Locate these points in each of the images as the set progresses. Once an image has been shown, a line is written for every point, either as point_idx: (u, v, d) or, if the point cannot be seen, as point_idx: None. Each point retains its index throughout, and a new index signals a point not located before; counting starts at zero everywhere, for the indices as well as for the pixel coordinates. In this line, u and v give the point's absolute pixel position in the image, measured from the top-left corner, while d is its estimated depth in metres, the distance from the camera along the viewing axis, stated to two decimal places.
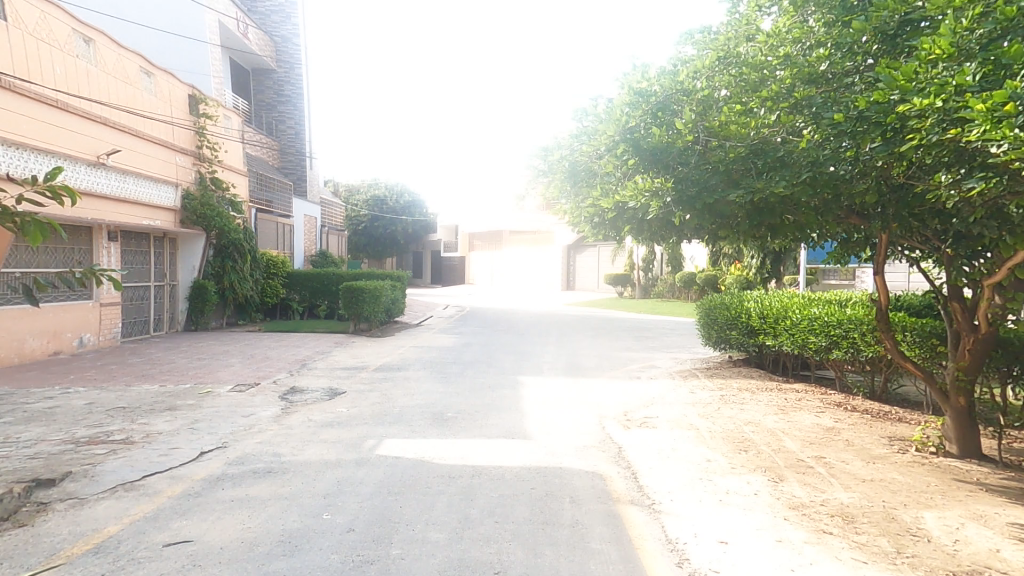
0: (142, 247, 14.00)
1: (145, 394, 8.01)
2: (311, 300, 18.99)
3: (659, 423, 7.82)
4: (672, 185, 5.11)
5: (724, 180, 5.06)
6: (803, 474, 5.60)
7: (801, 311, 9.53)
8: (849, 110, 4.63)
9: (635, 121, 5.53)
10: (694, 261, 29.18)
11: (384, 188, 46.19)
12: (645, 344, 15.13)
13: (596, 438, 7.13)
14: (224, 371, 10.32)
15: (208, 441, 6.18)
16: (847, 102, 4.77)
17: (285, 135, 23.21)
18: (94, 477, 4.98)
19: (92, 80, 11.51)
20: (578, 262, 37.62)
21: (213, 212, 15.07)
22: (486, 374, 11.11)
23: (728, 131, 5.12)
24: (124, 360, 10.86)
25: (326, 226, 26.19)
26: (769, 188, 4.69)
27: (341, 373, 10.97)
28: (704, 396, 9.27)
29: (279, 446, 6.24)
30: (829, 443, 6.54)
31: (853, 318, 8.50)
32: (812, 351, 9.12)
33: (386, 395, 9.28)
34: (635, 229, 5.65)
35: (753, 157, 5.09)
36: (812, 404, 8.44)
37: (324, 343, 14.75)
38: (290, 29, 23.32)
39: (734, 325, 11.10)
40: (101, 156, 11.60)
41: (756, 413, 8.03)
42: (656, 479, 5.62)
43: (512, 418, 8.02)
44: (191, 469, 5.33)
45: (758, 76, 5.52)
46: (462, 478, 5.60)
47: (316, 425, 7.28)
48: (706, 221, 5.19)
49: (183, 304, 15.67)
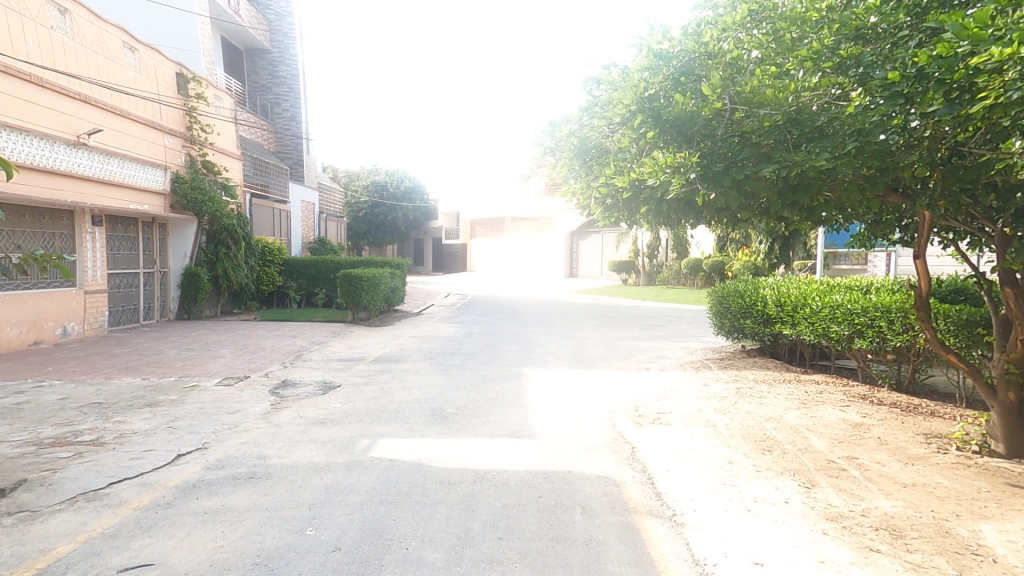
0: (129, 233, 13.47)
1: (124, 388, 7.53)
2: (308, 288, 18.59)
3: (673, 419, 7.33)
4: (697, 159, 4.49)
5: (755, 155, 4.45)
6: (835, 478, 5.09)
7: (821, 298, 8.99)
8: (906, 68, 3.97)
9: (654, 89, 4.91)
10: (699, 247, 28.57)
11: (384, 174, 45.48)
12: (652, 333, 14.63)
13: (606, 438, 6.64)
14: (214, 363, 9.84)
15: (187, 441, 5.71)
16: (903, 59, 4.10)
17: (280, 117, 22.56)
18: (52, 485, 4.50)
19: (69, 54, 10.88)
20: (581, 249, 36.77)
21: (204, 196, 14.54)
22: (488, 366, 10.63)
23: (764, 99, 4.45)
24: (109, 351, 10.39)
25: (324, 212, 25.62)
26: (811, 162, 4.06)
27: (338, 366, 10.49)
28: (719, 388, 8.78)
29: (264, 448, 5.77)
30: (859, 441, 6.04)
31: (877, 306, 7.94)
32: (834, 341, 8.59)
33: (383, 389, 8.81)
34: (652, 210, 5.15)
35: (788, 126, 4.44)
36: (836, 398, 7.93)
37: (321, 333, 14.29)
38: (283, 7, 22.47)
39: (748, 313, 10.54)
40: (82, 136, 11.01)
41: (776, 408, 7.53)
42: (673, 486, 5.13)
43: (516, 414, 7.55)
44: (164, 474, 4.84)
45: (803, 29, 4.82)
46: (463, 485, 5.12)
47: (307, 423, 6.82)
48: (732, 202, 4.57)
49: (175, 292, 15.19)
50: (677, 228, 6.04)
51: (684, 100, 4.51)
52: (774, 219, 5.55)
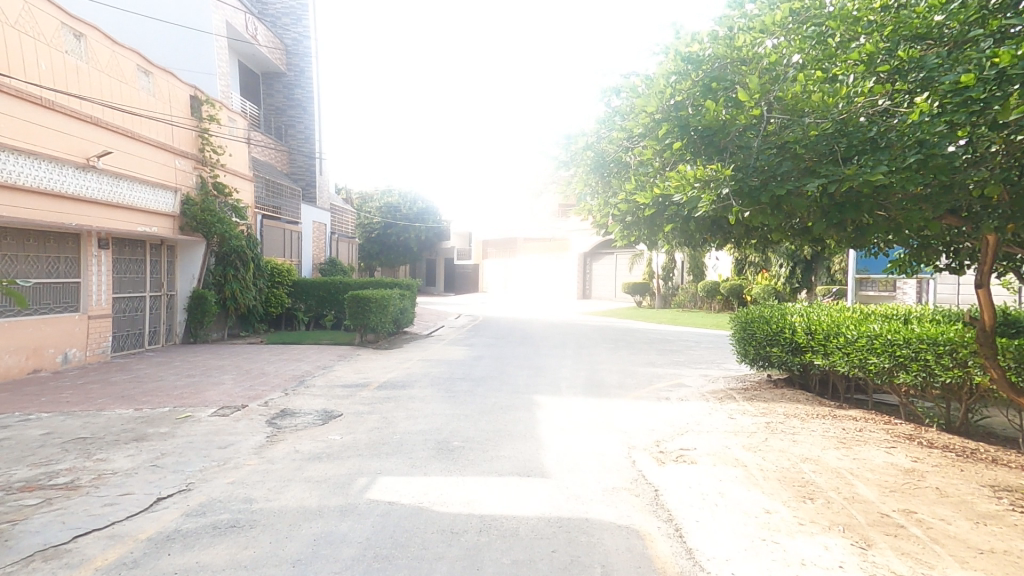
0: (136, 256, 13.32)
1: (114, 421, 7.13)
2: (317, 309, 18.34)
3: (699, 457, 6.72)
4: (730, 172, 4.04)
5: (797, 168, 3.97)
6: (894, 538, 4.48)
7: (857, 327, 8.36)
8: (982, 74, 3.54)
9: (682, 95, 4.62)
10: (717, 269, 27.75)
11: (397, 196, 45.74)
12: (670, 359, 13.93)
13: (626, 477, 6.06)
14: (213, 390, 9.45)
15: (170, 481, 5.26)
16: (977, 61, 3.67)
17: (294, 139, 22.72)
18: (11, 541, 4.06)
19: (82, 77, 10.86)
20: (594, 270, 36.05)
21: (214, 218, 14.45)
22: (498, 393, 10.07)
23: (808, 104, 4.02)
24: (107, 378, 10.08)
25: (336, 233, 25.55)
26: (865, 176, 3.57)
27: (341, 393, 10.00)
28: (747, 422, 8.14)
29: (252, 489, 5.29)
30: (914, 492, 5.39)
31: (922, 337, 7.31)
32: (872, 373, 7.95)
33: (387, 419, 8.31)
34: (678, 228, 4.79)
35: (835, 137, 3.98)
36: (878, 437, 7.26)
37: (327, 356, 13.90)
38: (299, 33, 22.76)
39: (775, 341, 9.88)
40: (91, 159, 10.92)
41: (812, 447, 6.88)
42: (706, 541, 4.54)
43: (527, 448, 7.00)
44: (137, 525, 4.38)
45: (853, 29, 4.50)
46: (467, 535, 4.57)
47: (303, 459, 6.34)
48: (767, 221, 4.11)
49: (182, 315, 15.01)
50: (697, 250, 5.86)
51: (717, 107, 4.11)
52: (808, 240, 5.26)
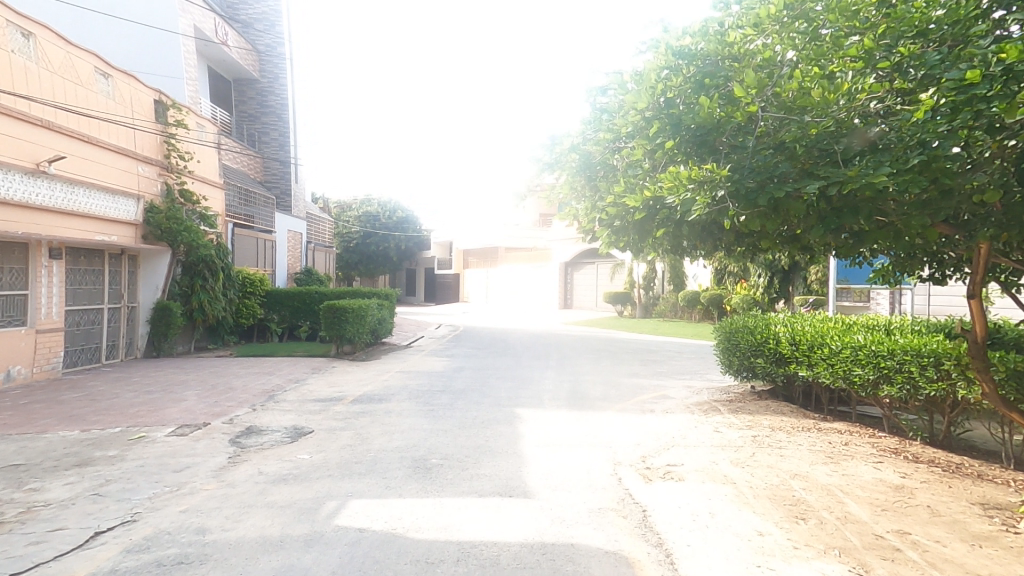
0: (94, 266, 12.64)
1: (56, 445, 6.59)
2: (291, 320, 17.72)
3: (686, 473, 6.47)
4: (727, 174, 4.05)
5: (795, 169, 4.00)
6: (892, 562, 4.28)
7: (841, 338, 8.28)
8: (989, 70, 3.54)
9: (673, 92, 4.66)
10: (697, 279, 27.83)
11: (377, 205, 45.18)
12: (653, 370, 13.74)
13: (612, 497, 5.74)
14: (173, 407, 8.90)
15: (111, 513, 4.79)
16: (982, 59, 3.69)
17: (268, 146, 22.16)
18: None
19: (32, 78, 10.24)
20: (575, 280, 35.90)
21: (179, 226, 13.71)
22: (478, 407, 9.69)
23: (807, 103, 4.04)
24: (56, 396, 9.43)
25: (313, 242, 24.92)
26: (869, 179, 3.54)
27: (313, 408, 9.50)
28: (733, 436, 7.95)
29: (207, 518, 4.84)
30: (906, 510, 5.22)
31: (905, 348, 7.23)
32: (857, 385, 7.84)
33: (361, 435, 7.86)
34: (670, 232, 4.96)
35: (836, 135, 3.99)
36: (865, 451, 7.13)
37: (300, 369, 13.33)
38: (273, 38, 22.29)
39: (759, 352, 9.77)
40: (42, 164, 10.30)
41: (801, 463, 6.70)
42: (699, 567, 4.29)
43: (509, 466, 6.66)
44: (65, 566, 3.93)
45: (849, 23, 4.50)
46: (443, 566, 4.20)
47: (266, 481, 5.88)
48: (766, 224, 4.13)
49: (144, 327, 14.31)
50: (677, 259, 5.92)
51: (712, 104, 4.09)
52: (797, 248, 5.31)
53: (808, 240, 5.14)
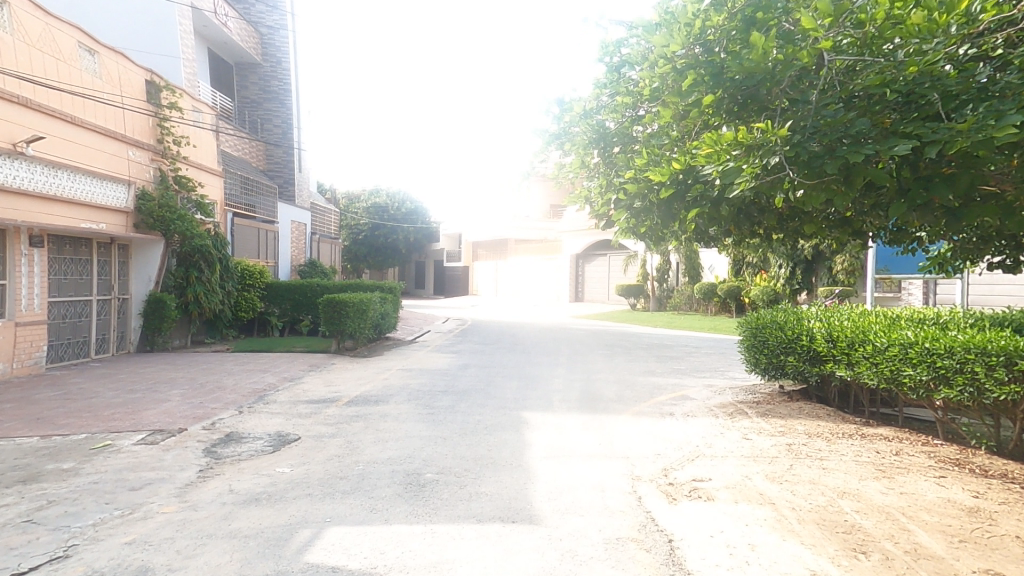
0: (80, 256, 12.03)
1: (9, 457, 5.94)
2: (292, 314, 17.05)
3: (716, 492, 5.61)
4: (787, 136, 3.59)
5: (874, 128, 3.55)
6: None
7: (887, 334, 7.32)
8: None
9: (714, 36, 4.41)
10: (713, 271, 26.82)
11: (385, 196, 44.54)
12: (671, 367, 12.84)
13: (631, 524, 4.91)
14: (151, 410, 8.24)
15: (41, 547, 4.10)
16: None
17: (271, 133, 21.51)
18: None
19: (7, 50, 9.56)
20: (586, 272, 34.84)
21: (173, 215, 13.32)
22: (482, 409, 8.90)
23: (908, 27, 3.71)
24: (31, 396, 8.83)
25: (317, 234, 24.22)
26: (990, 132, 3.01)
27: (304, 411, 8.77)
28: (765, 445, 7.06)
29: (153, 553, 4.10)
30: (991, 543, 4.35)
31: (967, 345, 6.27)
32: (907, 388, 6.88)
33: (351, 444, 7.10)
34: (703, 215, 4.15)
35: (932, 78, 3.62)
36: (921, 463, 6.21)
37: (297, 366, 12.63)
38: (277, 20, 21.63)
39: (790, 349, 8.83)
40: (20, 144, 9.65)
41: (848, 478, 5.81)
42: None
43: (515, 482, 5.86)
44: None
45: None
46: None
47: (236, 502, 5.14)
48: (835, 200, 3.51)
49: (137, 321, 13.76)
50: (705, 246, 5.11)
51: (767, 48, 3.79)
52: (850, 229, 4.46)
53: (864, 222, 4.37)
